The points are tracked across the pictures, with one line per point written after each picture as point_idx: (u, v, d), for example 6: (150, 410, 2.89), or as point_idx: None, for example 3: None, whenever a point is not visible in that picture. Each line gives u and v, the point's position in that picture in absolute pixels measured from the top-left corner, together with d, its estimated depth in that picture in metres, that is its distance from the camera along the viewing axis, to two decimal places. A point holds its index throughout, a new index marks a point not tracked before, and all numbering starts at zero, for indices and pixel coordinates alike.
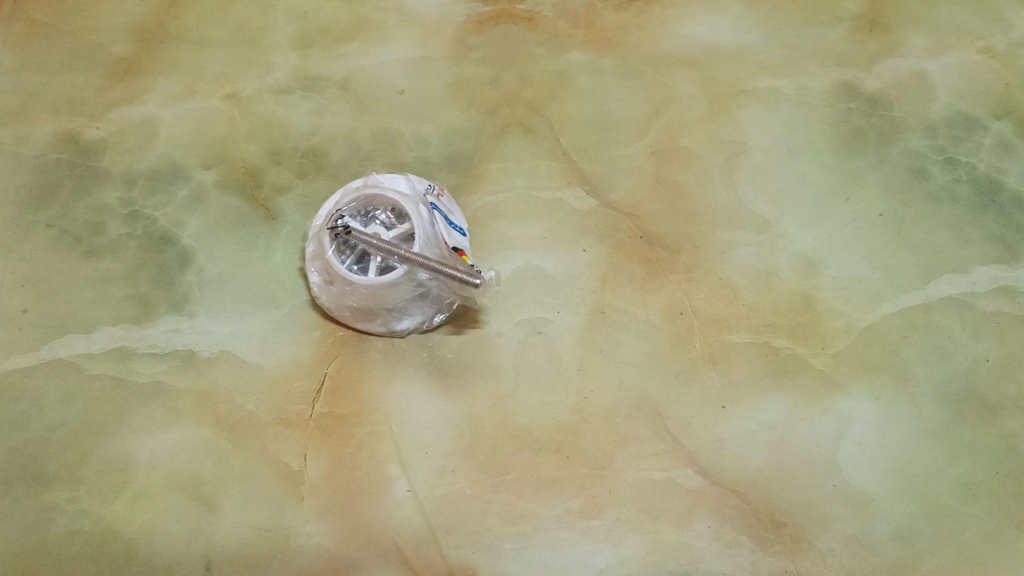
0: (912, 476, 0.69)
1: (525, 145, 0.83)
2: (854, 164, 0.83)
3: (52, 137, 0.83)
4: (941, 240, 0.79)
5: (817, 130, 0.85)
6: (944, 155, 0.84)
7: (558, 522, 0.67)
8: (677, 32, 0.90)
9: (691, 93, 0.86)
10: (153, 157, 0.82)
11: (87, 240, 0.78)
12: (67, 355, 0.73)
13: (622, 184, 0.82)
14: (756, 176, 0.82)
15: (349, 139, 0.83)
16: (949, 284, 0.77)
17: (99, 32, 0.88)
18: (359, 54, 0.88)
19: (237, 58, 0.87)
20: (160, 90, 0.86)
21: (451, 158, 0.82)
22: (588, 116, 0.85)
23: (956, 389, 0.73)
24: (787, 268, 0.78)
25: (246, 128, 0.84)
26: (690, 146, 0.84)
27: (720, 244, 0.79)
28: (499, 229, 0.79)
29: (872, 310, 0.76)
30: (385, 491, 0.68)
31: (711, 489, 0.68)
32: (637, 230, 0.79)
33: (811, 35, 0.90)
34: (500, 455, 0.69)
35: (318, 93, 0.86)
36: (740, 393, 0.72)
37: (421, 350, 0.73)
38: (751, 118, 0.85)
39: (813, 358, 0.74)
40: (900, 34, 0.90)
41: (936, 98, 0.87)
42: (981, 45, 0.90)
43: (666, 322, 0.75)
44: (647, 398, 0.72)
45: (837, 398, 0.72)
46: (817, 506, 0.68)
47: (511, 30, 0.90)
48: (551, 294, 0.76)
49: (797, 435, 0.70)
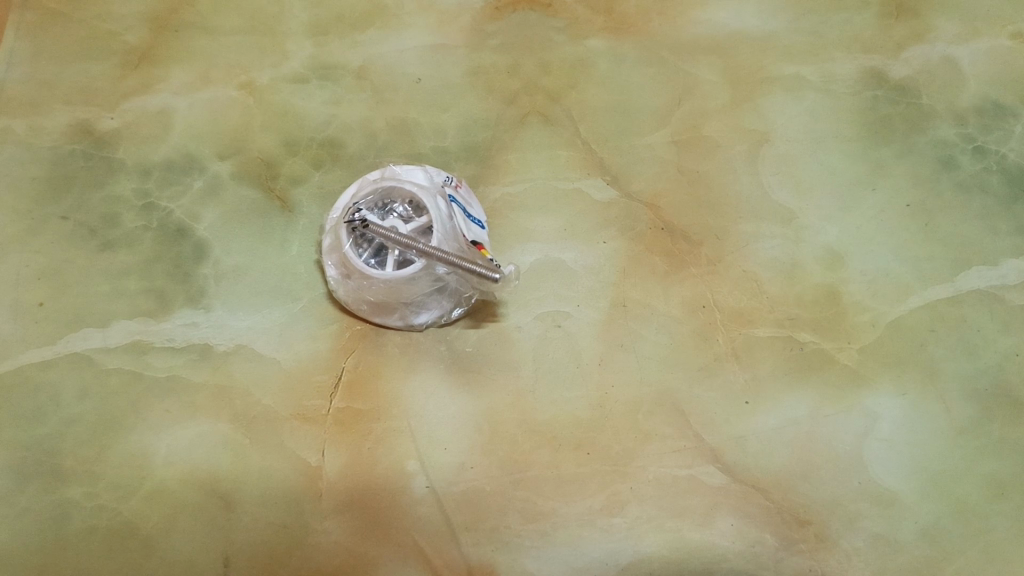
0: (940, 474, 0.68)
1: (545, 134, 0.82)
2: (881, 153, 0.81)
3: (67, 127, 0.82)
4: (970, 232, 0.78)
5: (843, 119, 0.83)
6: (974, 144, 0.82)
7: (579, 520, 0.66)
8: (699, 17, 0.88)
9: (714, 81, 0.85)
10: (168, 148, 0.81)
11: (102, 232, 0.77)
12: (84, 349, 0.72)
13: (644, 174, 0.80)
14: (781, 167, 0.81)
15: (365, 129, 0.82)
16: (978, 277, 0.76)
17: (113, 21, 0.87)
18: (375, 42, 0.86)
19: (252, 47, 0.86)
20: (174, 79, 0.84)
21: (469, 148, 0.81)
22: (609, 105, 0.84)
23: (985, 385, 0.71)
24: (811, 260, 0.76)
25: (261, 118, 0.83)
26: (713, 135, 0.82)
27: (743, 236, 0.77)
28: (518, 220, 0.78)
29: (898, 303, 0.74)
30: (404, 487, 0.67)
31: (735, 487, 0.67)
32: (658, 222, 0.78)
33: (836, 21, 0.88)
34: (520, 451, 0.69)
35: (334, 82, 0.84)
36: (763, 388, 0.71)
37: (439, 345, 0.73)
38: (775, 107, 0.84)
39: (838, 353, 0.72)
40: (927, 19, 0.88)
41: (965, 85, 0.85)
42: (1011, 30, 0.88)
43: (688, 316, 0.74)
44: (668, 394, 0.71)
45: (862, 395, 0.71)
46: (842, 505, 0.67)
47: (529, 17, 0.88)
48: (571, 288, 0.75)
49: (822, 432, 0.69)
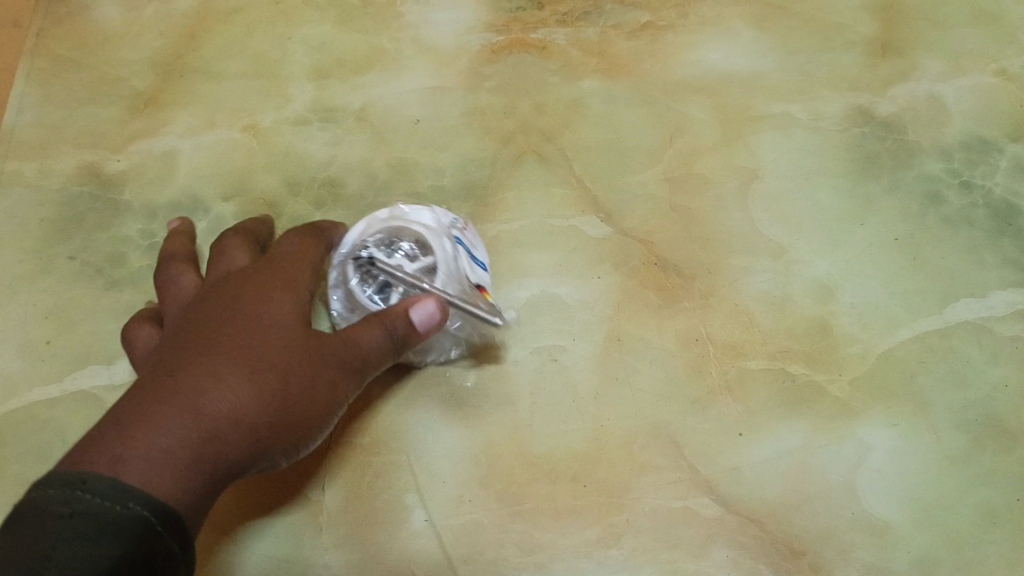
0: (931, 504, 0.69)
1: (541, 173, 0.84)
2: (869, 189, 0.83)
3: (75, 170, 0.84)
4: (958, 265, 0.79)
5: (832, 155, 0.85)
6: (960, 179, 0.84)
7: (575, 552, 0.67)
8: (689, 59, 0.90)
9: (705, 120, 0.87)
10: (173, 189, 0.83)
11: (108, 272, 0.79)
12: (90, 386, 0.74)
13: (637, 211, 0.82)
14: (772, 203, 0.83)
15: (365, 169, 0.84)
16: (966, 309, 0.77)
17: (120, 66, 0.90)
18: (375, 85, 0.89)
19: (255, 90, 0.89)
20: (179, 122, 0.87)
21: (466, 187, 0.83)
22: (602, 144, 0.86)
23: (975, 414, 0.72)
24: (802, 294, 0.78)
25: (264, 159, 0.85)
26: (705, 172, 0.84)
27: (736, 271, 0.79)
28: (515, 257, 0.80)
29: (888, 335, 0.76)
30: (402, 521, 0.69)
31: (729, 518, 0.68)
32: (651, 257, 0.79)
33: (823, 60, 0.90)
34: (517, 484, 0.70)
35: (335, 124, 0.87)
36: (756, 420, 0.72)
37: (438, 379, 0.74)
38: (765, 144, 0.86)
39: (830, 385, 0.73)
40: (912, 58, 0.90)
41: (950, 122, 0.87)
42: (995, 67, 0.90)
43: (682, 349, 0.75)
44: (663, 427, 0.72)
45: (854, 425, 0.72)
46: (836, 535, 0.68)
47: (524, 59, 0.90)
48: (567, 322, 0.77)
49: (815, 463, 0.70)
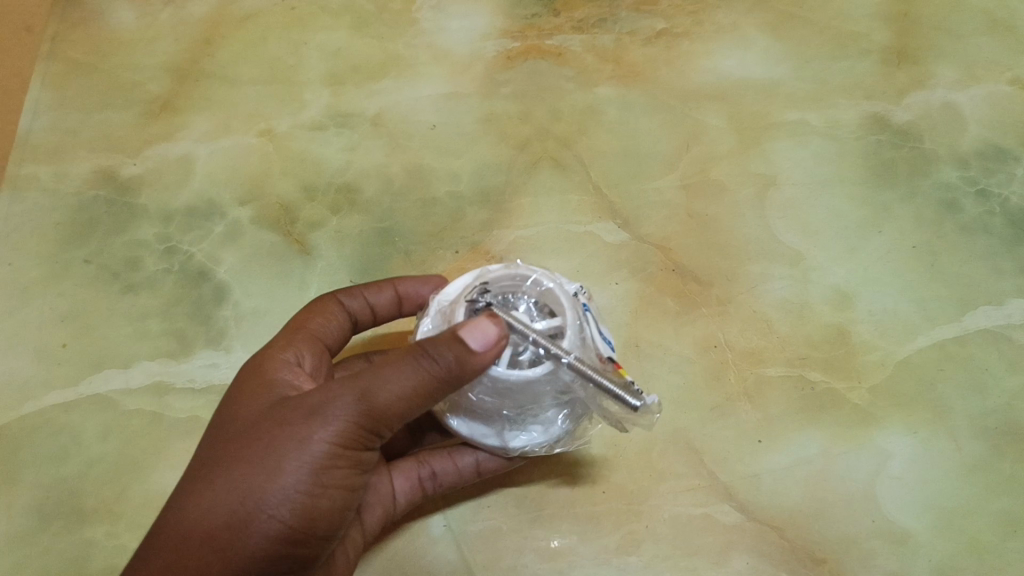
0: (952, 512, 0.69)
1: (557, 179, 0.84)
2: (886, 197, 0.83)
3: (91, 174, 0.84)
4: (975, 273, 0.79)
5: (848, 163, 0.85)
6: (976, 187, 0.84)
7: (594, 560, 0.67)
8: (705, 66, 0.90)
9: (721, 127, 0.87)
10: (189, 194, 0.83)
11: (125, 276, 0.79)
12: (106, 390, 0.74)
13: (654, 218, 0.82)
14: (788, 210, 0.83)
15: (381, 175, 0.84)
16: (984, 317, 0.77)
17: (136, 71, 0.90)
18: (390, 91, 0.89)
19: (271, 96, 0.89)
20: (195, 127, 0.87)
21: (483, 192, 0.83)
22: (618, 150, 0.86)
23: (994, 423, 0.72)
24: (820, 301, 0.78)
25: (280, 164, 0.85)
26: (721, 179, 0.84)
27: (753, 278, 0.79)
28: (531, 263, 0.80)
29: (905, 343, 0.76)
30: (421, 527, 0.69)
31: (749, 525, 0.68)
32: (669, 263, 0.79)
33: (838, 68, 0.90)
34: (536, 490, 0.70)
35: (351, 129, 0.87)
36: (775, 427, 0.72)
37: None
38: (781, 152, 0.86)
39: (849, 392, 0.73)
40: (927, 66, 0.90)
41: (966, 130, 0.87)
42: (1011, 76, 0.90)
43: (700, 355, 0.75)
44: (681, 433, 0.72)
45: (873, 432, 0.72)
46: (857, 542, 0.68)
47: (540, 65, 0.90)
48: None
49: (834, 470, 0.70)
